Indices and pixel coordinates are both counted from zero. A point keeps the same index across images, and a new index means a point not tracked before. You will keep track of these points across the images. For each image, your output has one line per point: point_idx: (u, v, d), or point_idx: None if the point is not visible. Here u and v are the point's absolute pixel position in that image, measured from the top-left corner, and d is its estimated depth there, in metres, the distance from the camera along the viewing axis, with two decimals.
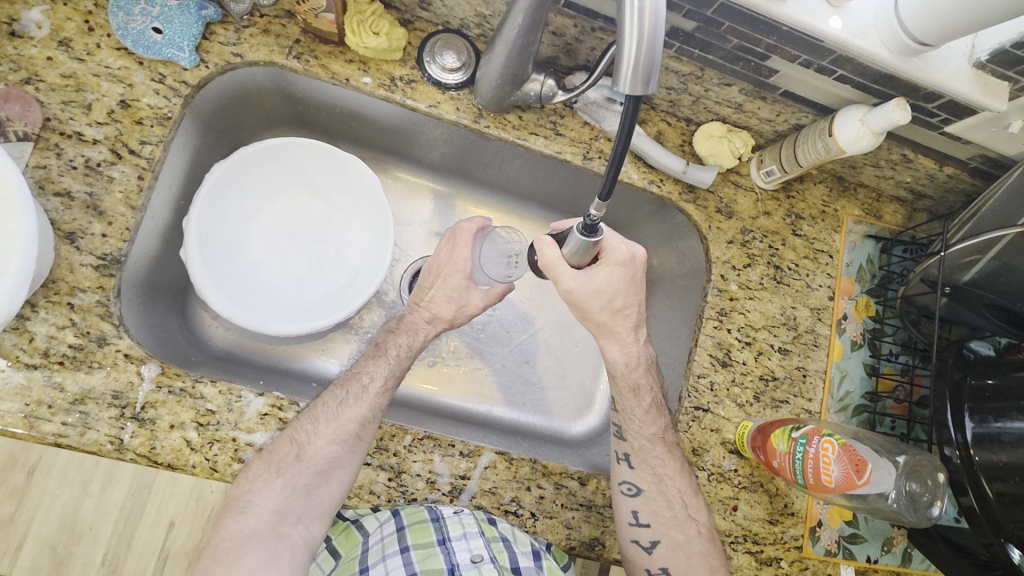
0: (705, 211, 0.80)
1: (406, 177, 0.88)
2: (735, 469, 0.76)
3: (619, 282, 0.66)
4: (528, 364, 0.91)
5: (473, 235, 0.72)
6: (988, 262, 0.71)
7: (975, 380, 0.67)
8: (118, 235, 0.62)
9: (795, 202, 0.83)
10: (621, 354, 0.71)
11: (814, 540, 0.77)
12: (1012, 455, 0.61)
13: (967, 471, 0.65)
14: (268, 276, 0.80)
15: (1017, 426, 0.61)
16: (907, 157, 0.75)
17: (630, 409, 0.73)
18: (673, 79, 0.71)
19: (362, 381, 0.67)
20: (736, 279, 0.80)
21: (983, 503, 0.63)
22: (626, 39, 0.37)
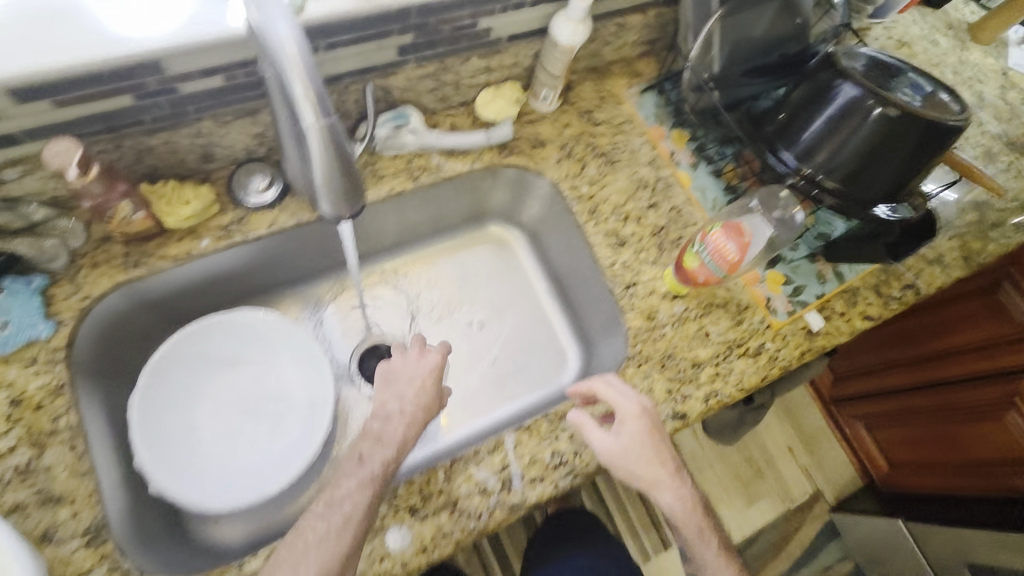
0: (524, 153, 0.93)
1: (297, 297, 0.98)
2: (687, 307, 0.88)
3: (643, 434, 0.72)
4: (495, 362, 1.02)
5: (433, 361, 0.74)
6: (721, 49, 0.89)
7: (771, 124, 0.83)
8: (86, 505, 0.62)
9: (579, 104, 0.99)
10: (675, 499, 0.74)
11: (774, 312, 0.90)
12: (826, 148, 0.77)
13: (811, 183, 0.79)
14: (240, 457, 0.85)
15: (813, 128, 0.78)
16: (620, 23, 0.93)
17: (700, 554, 0.76)
18: (429, 82, 0.84)
19: (342, 513, 0.63)
20: (583, 182, 0.93)
21: (837, 194, 0.79)
22: (293, 88, 0.52)
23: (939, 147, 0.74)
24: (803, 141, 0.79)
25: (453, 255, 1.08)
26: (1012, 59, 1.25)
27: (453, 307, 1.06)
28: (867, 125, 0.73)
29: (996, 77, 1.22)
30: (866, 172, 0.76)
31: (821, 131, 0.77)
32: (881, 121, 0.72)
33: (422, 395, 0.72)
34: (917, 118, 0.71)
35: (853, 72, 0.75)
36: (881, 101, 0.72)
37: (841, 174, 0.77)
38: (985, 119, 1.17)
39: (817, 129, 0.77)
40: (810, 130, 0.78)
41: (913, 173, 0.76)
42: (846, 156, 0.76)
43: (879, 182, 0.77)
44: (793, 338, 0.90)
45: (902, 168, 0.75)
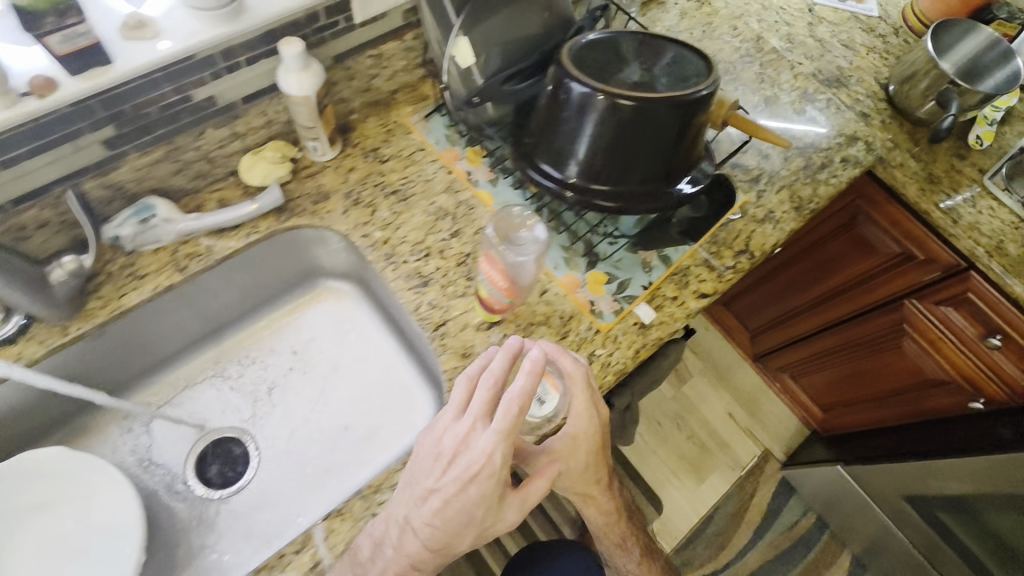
0: (306, 210, 0.87)
1: (111, 413, 0.92)
2: (506, 334, 0.83)
3: (591, 454, 0.72)
4: (348, 420, 0.97)
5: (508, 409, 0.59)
6: (479, 57, 0.82)
7: (530, 140, 0.80)
8: None
9: (363, 144, 0.93)
10: (600, 517, 0.84)
11: (600, 316, 0.86)
12: (581, 155, 0.74)
13: (581, 193, 0.77)
14: None
15: (563, 136, 0.74)
16: (374, 54, 0.88)
17: (623, 564, 0.90)
18: (169, 165, 0.78)
19: None
20: (375, 227, 0.88)
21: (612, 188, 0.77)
22: None
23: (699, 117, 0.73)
24: (565, 150, 0.75)
25: (280, 322, 1.03)
26: None
27: (288, 376, 0.99)
28: (616, 121, 0.70)
29: (801, 15, 1.21)
30: (634, 161, 0.75)
31: (577, 139, 0.73)
32: (629, 115, 0.69)
33: (469, 490, 0.60)
34: (662, 103, 0.69)
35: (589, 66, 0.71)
36: (616, 94, 0.68)
37: (609, 168, 0.75)
38: (797, 61, 1.15)
39: (571, 134, 0.73)
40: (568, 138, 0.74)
41: (683, 146, 0.76)
42: (610, 152, 0.73)
43: (651, 165, 0.76)
44: (625, 338, 0.85)
45: (668, 145, 0.74)
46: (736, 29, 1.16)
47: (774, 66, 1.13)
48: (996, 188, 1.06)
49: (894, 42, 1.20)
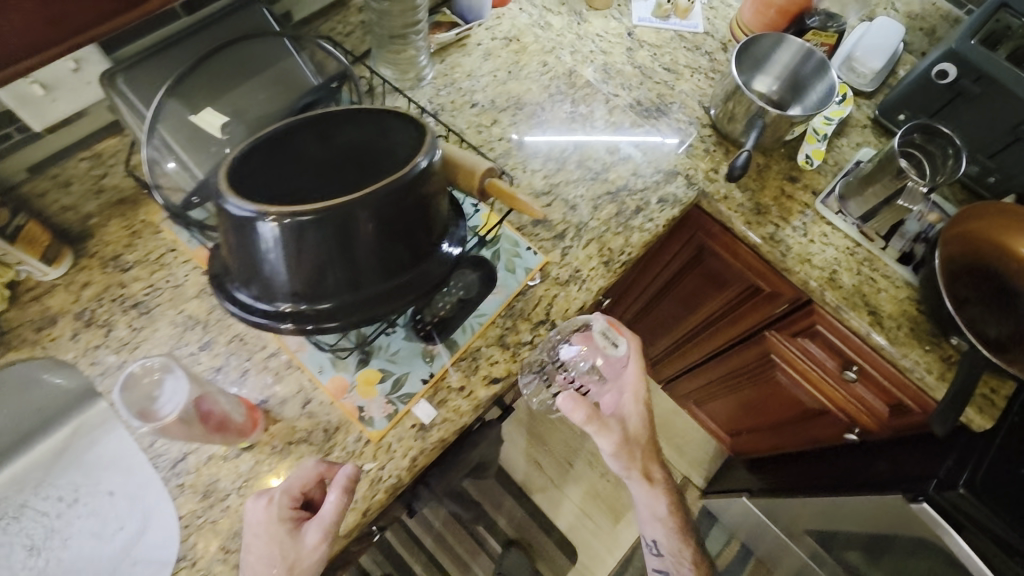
0: (26, 341, 0.77)
1: None
2: (258, 460, 0.73)
3: (635, 410, 0.85)
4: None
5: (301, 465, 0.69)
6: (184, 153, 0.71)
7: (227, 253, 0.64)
8: None
9: (102, 250, 0.83)
10: (648, 479, 0.93)
11: (370, 423, 0.76)
12: (287, 275, 0.61)
13: (303, 313, 0.63)
14: None
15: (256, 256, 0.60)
16: (86, 157, 0.78)
17: (674, 555, 1.03)
18: None
19: None
20: (109, 350, 0.77)
21: (346, 306, 0.64)
22: None
23: (420, 193, 0.63)
24: (273, 281, 0.61)
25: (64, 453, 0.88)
26: (636, 15, 1.15)
27: (62, 523, 0.83)
28: (311, 238, 0.58)
29: (621, 40, 1.11)
30: (358, 268, 0.63)
31: (282, 268, 0.60)
32: (324, 228, 0.58)
33: (263, 529, 0.65)
34: (359, 201, 0.58)
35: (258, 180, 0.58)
36: (294, 212, 0.56)
37: (334, 286, 0.63)
38: (613, 94, 1.06)
39: (271, 264, 0.60)
40: (270, 270, 0.60)
41: (415, 228, 0.66)
42: (324, 269, 0.61)
43: (383, 264, 0.65)
44: (400, 445, 0.76)
45: (393, 238, 0.64)
46: (545, 64, 1.07)
47: (587, 101, 1.04)
48: (828, 212, 0.97)
49: (722, 60, 1.12)
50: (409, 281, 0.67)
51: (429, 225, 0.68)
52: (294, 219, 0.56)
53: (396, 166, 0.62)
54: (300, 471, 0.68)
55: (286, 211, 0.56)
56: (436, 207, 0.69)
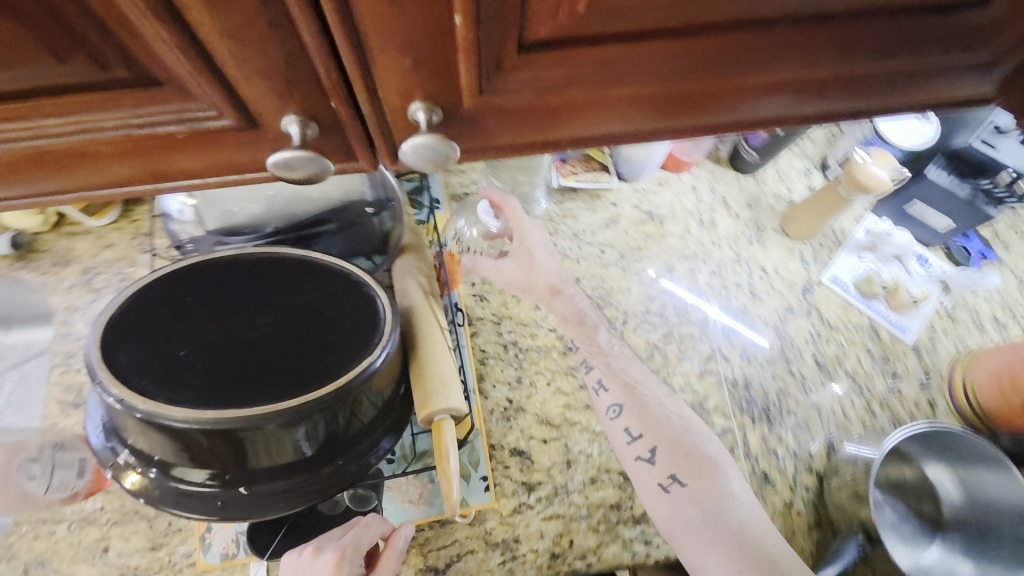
0: (38, 268, 0.82)
1: None
2: (102, 506, 0.71)
3: (543, 245, 0.75)
4: None
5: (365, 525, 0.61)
6: None
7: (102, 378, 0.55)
8: None
9: (141, 224, 0.85)
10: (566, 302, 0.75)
11: (204, 548, 0.69)
12: (150, 443, 0.52)
13: (160, 479, 0.54)
14: None
15: (123, 421, 0.51)
16: None
17: (632, 388, 0.71)
18: None
19: None
20: (80, 318, 0.79)
21: (201, 497, 0.55)
22: None
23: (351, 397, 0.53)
24: (135, 442, 0.53)
25: None
26: (831, 270, 0.84)
27: None
28: (176, 433, 0.48)
29: (788, 293, 0.83)
30: (228, 466, 0.53)
31: (147, 441, 0.52)
32: (195, 431, 0.48)
33: None
34: (244, 418, 0.48)
35: (142, 350, 0.50)
36: (159, 411, 0.47)
37: (203, 472, 0.54)
38: (723, 354, 0.79)
39: (135, 434, 0.52)
40: (133, 438, 0.52)
41: (321, 437, 0.55)
42: (188, 457, 0.52)
43: (265, 467, 0.54)
44: None
45: (284, 447, 0.53)
46: (669, 270, 0.83)
47: (682, 345, 0.79)
48: None
49: (910, 397, 0.77)
50: (300, 482, 0.57)
51: (343, 434, 0.57)
52: (157, 417, 0.47)
53: (318, 373, 0.51)
54: (367, 527, 0.60)
55: (150, 406, 0.47)
56: (358, 417, 0.57)
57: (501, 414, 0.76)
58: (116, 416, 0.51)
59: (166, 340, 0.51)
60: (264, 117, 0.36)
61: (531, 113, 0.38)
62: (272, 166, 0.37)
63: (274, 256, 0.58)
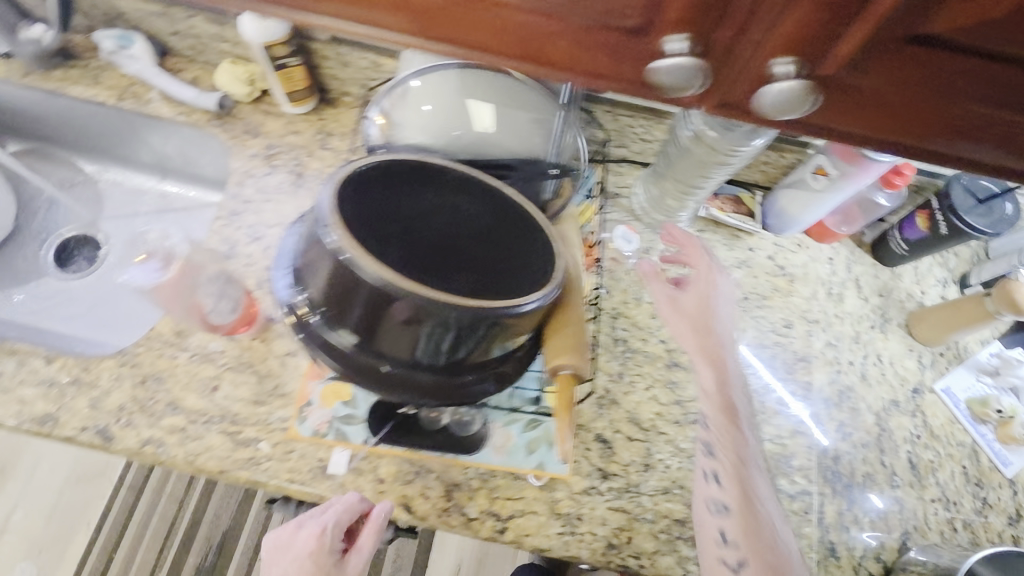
0: (230, 131, 0.90)
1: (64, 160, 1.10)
2: (222, 350, 0.77)
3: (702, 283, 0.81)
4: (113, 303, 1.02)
5: (347, 502, 0.67)
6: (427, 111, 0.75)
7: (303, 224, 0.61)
8: None
9: (327, 122, 0.92)
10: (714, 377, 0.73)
11: (300, 420, 0.74)
12: (329, 294, 0.56)
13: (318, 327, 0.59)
14: None
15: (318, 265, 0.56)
16: (374, 60, 0.86)
17: (734, 464, 0.70)
18: (166, 24, 0.89)
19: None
20: (252, 185, 0.87)
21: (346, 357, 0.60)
22: None
23: (505, 325, 0.55)
24: (314, 287, 0.58)
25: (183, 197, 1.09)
26: (946, 380, 0.84)
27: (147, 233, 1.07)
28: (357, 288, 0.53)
29: (898, 386, 0.83)
30: (380, 339, 0.58)
31: (324, 289, 0.56)
32: (379, 296, 0.52)
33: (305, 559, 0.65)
34: (424, 302, 0.51)
35: (357, 208, 0.54)
36: (356, 262, 0.51)
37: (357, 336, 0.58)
38: (820, 421, 0.80)
39: (319, 280, 0.56)
40: (313, 277, 0.57)
41: (463, 351, 0.59)
42: (351, 318, 0.57)
43: (408, 354, 0.59)
44: (296, 459, 0.72)
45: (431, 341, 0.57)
46: (787, 327, 0.85)
47: (783, 398, 0.81)
48: None
49: (993, 526, 0.76)
50: (430, 379, 0.60)
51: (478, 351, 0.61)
52: (355, 265, 0.51)
53: (492, 293, 0.54)
54: (352, 505, 0.67)
55: (353, 253, 0.51)
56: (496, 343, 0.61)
57: (597, 399, 0.78)
58: (314, 257, 0.56)
59: (382, 208, 0.55)
60: (657, 33, 0.42)
61: (863, 98, 0.44)
62: (654, 70, 0.43)
63: (498, 189, 0.62)
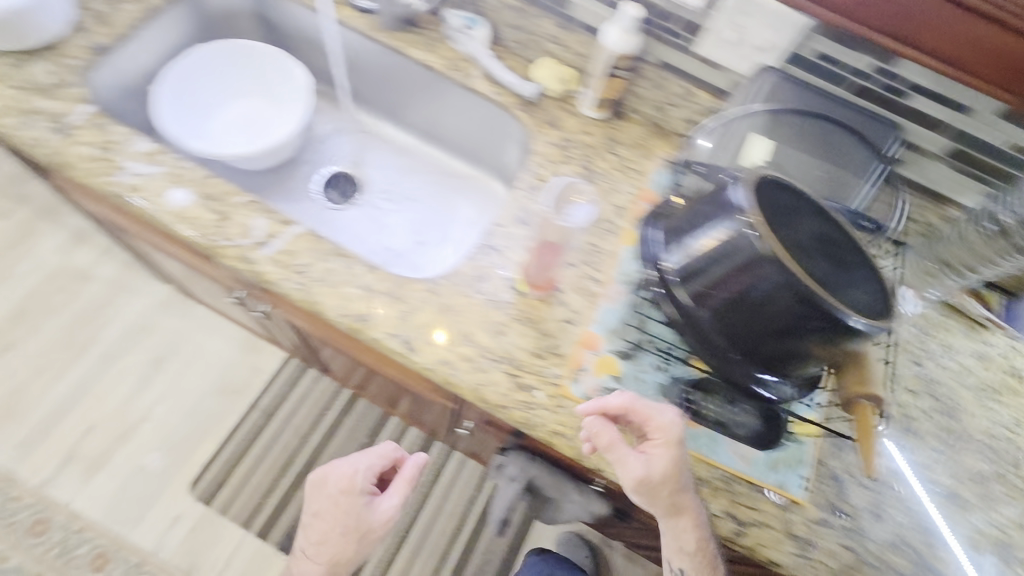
0: (534, 119, 1.01)
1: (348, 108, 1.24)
2: (511, 301, 0.85)
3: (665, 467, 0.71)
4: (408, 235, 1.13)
5: (377, 452, 0.95)
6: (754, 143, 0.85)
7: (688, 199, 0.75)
8: (138, 11, 0.98)
9: (616, 132, 1.02)
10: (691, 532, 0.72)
11: (573, 380, 0.81)
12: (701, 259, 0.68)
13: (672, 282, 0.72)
14: (229, 131, 1.16)
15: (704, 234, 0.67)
16: (689, 89, 0.95)
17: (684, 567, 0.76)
18: (510, 16, 1.00)
19: (318, 518, 0.93)
20: (549, 169, 0.97)
21: (685, 315, 0.72)
22: None
23: (832, 337, 0.64)
24: (688, 248, 0.70)
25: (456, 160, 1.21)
26: None
27: (424, 187, 1.19)
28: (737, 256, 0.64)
29: None
30: (724, 309, 0.68)
31: (698, 254, 0.68)
32: (763, 272, 0.62)
33: (340, 497, 0.91)
34: (802, 290, 0.61)
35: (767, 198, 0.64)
36: (762, 237, 0.61)
37: (705, 300, 0.69)
38: None
39: (696, 245, 0.69)
40: (689, 242, 0.69)
41: (786, 346, 0.67)
42: (710, 283, 0.68)
43: (740, 332, 0.68)
44: (565, 414, 0.79)
45: (768, 328, 0.66)
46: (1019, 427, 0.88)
47: (1010, 491, 0.83)
48: None
49: None
50: (746, 356, 0.70)
51: (797, 357, 0.68)
52: (757, 242, 0.62)
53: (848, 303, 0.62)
54: (376, 453, 0.95)
55: (761, 231, 0.62)
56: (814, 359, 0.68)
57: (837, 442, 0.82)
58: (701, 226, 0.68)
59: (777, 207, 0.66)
60: None
61: None
62: None
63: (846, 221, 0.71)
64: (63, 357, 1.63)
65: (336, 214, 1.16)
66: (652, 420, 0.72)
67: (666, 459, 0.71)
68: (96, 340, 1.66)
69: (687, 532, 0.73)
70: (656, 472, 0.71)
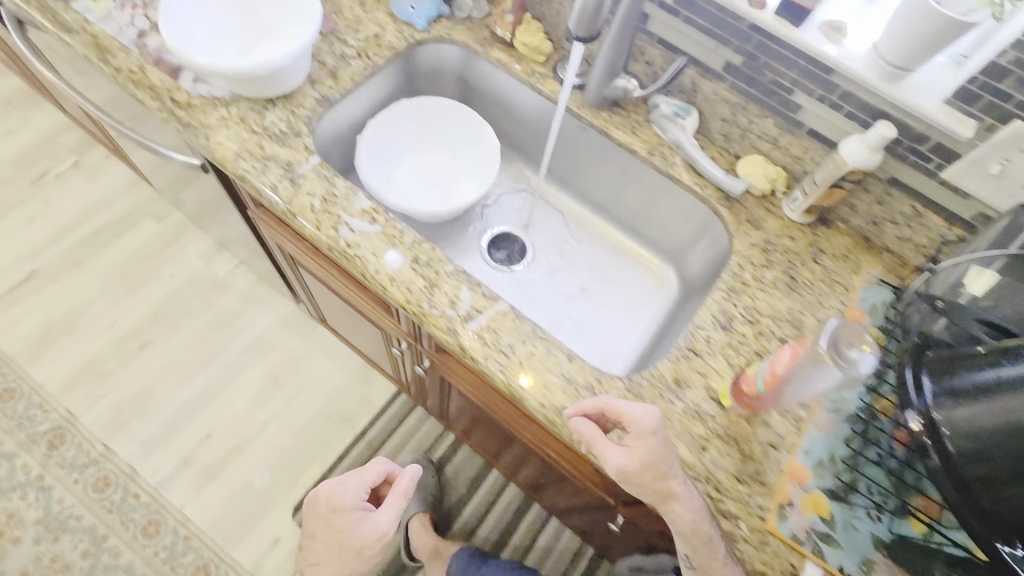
0: (736, 215, 0.97)
1: (522, 171, 1.25)
2: (714, 415, 0.80)
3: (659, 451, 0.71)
4: (580, 317, 1.11)
5: (372, 467, 1.00)
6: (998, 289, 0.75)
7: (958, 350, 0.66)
8: (361, 67, 1.02)
9: (820, 240, 0.97)
10: (683, 513, 0.70)
11: (780, 516, 0.74)
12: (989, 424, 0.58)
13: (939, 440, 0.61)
14: (411, 184, 1.17)
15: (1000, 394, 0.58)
16: (918, 210, 0.89)
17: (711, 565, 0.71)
18: (725, 109, 0.98)
19: (317, 536, 0.98)
20: (751, 271, 0.92)
21: (953, 474, 0.60)
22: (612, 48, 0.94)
23: None
24: (967, 408, 0.60)
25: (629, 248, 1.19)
26: None
27: (595, 271, 1.17)
28: None
29: None
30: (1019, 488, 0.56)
31: (987, 417, 0.58)
32: None
33: (327, 516, 0.96)
34: None
35: None
36: None
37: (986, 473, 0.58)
38: None
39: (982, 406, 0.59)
40: (984, 402, 0.59)
41: None
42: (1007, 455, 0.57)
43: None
44: (770, 552, 0.73)
45: None
46: None
47: None
48: None
49: None
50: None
51: None
52: None
53: None
54: (366, 468, 1.00)
55: None
56: None
57: None
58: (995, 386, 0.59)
59: None
60: None
61: None
62: None
63: None
64: (193, 362, 1.69)
65: (504, 280, 1.15)
66: (625, 413, 0.73)
67: (644, 449, 0.71)
68: (225, 349, 1.72)
69: (679, 514, 0.70)
70: (633, 462, 0.71)
